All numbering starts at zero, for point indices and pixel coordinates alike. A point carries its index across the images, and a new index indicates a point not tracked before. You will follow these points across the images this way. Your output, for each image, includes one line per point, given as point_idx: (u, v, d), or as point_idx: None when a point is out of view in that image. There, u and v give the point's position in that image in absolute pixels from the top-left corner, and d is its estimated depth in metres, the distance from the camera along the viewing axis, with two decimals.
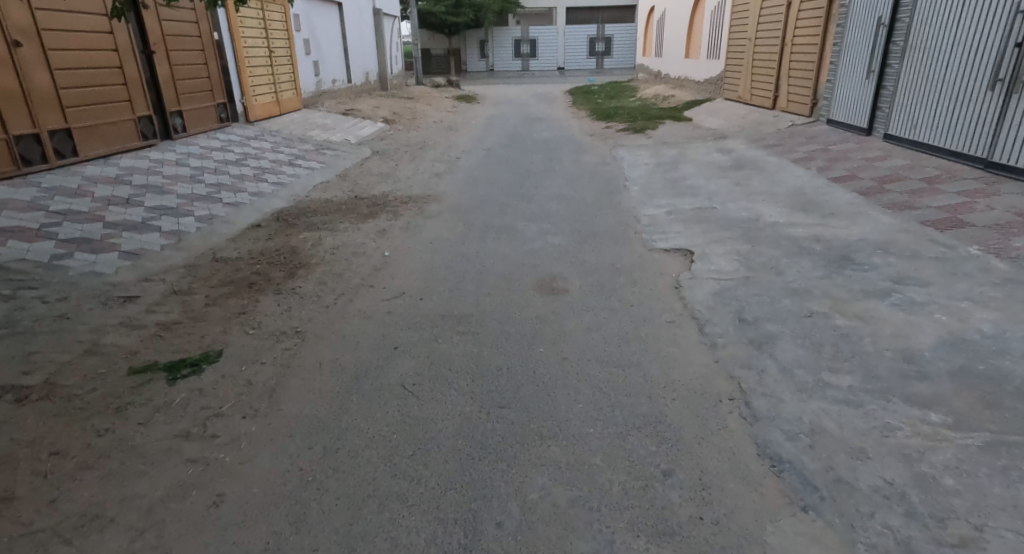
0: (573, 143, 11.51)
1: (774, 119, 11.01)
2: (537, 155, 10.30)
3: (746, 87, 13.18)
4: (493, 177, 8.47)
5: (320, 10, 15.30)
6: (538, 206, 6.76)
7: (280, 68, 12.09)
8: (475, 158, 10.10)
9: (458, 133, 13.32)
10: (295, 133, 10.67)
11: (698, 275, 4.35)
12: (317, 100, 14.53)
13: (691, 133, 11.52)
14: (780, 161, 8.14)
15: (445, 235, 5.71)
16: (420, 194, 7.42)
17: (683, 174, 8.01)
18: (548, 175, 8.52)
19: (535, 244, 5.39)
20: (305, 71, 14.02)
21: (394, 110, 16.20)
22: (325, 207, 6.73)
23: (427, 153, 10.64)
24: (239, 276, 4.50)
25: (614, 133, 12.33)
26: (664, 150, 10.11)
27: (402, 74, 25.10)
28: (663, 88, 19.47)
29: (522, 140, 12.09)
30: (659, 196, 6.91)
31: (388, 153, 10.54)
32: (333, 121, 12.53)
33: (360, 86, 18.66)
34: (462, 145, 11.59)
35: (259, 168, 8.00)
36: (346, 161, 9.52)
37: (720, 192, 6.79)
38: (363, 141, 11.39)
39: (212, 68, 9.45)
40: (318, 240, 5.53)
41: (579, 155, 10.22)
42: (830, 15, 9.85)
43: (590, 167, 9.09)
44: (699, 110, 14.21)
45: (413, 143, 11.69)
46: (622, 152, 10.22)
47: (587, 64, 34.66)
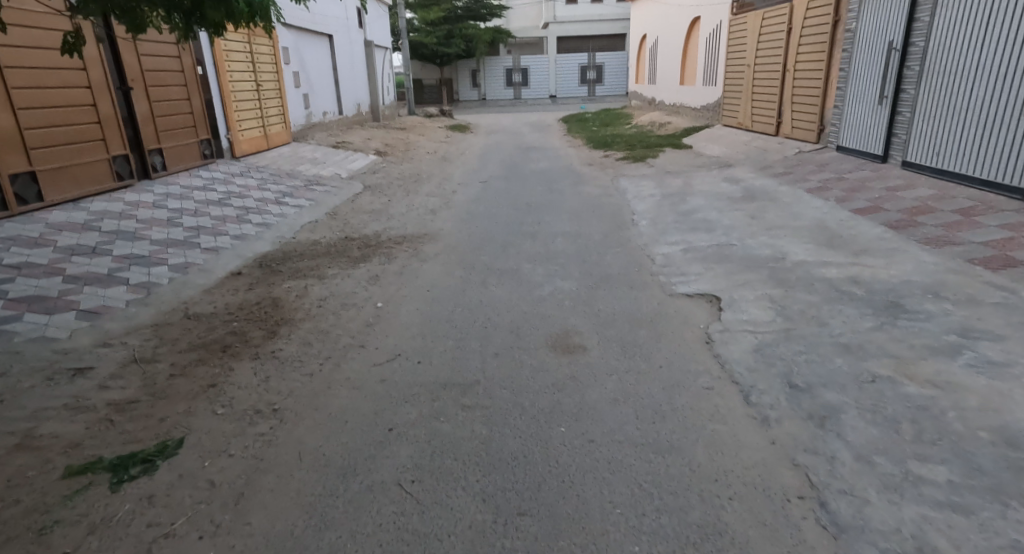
0: (573, 173, 11.13)
1: (779, 146, 10.68)
2: (536, 187, 9.90)
3: (747, 113, 12.88)
4: (492, 212, 8.04)
5: (310, 43, 15.00)
6: (542, 244, 6.30)
7: (268, 102, 11.74)
8: (471, 191, 9.69)
9: (453, 165, 12.95)
10: (283, 169, 10.24)
11: (730, 328, 3.88)
12: (306, 133, 14.15)
13: (694, 161, 11.17)
14: (793, 191, 7.75)
15: (444, 281, 5.23)
16: (416, 233, 6.96)
17: (692, 206, 7.60)
18: (550, 209, 8.10)
19: (542, 290, 4.91)
20: (295, 104, 13.67)
21: (387, 142, 15.86)
22: (313, 250, 6.26)
23: (421, 187, 10.21)
24: (210, 336, 3.97)
25: (613, 163, 11.98)
26: (668, 180, 9.75)
27: (394, 105, 24.93)
28: (659, 115, 19.24)
29: (519, 171, 11.72)
30: (671, 232, 6.47)
31: (381, 187, 10.11)
32: (323, 154, 12.12)
33: (351, 117, 18.33)
34: (457, 177, 11.20)
35: (243, 207, 7.53)
36: (336, 197, 9.08)
37: (735, 227, 6.36)
38: (354, 175, 10.97)
39: (194, 103, 9.04)
40: (304, 289, 5.04)
41: (581, 187, 9.83)
42: (835, 39, 9.57)
43: (593, 200, 8.69)
44: (698, 137, 13.92)
45: (407, 177, 11.29)
46: (624, 183, 9.84)
47: (579, 92, 34.69)
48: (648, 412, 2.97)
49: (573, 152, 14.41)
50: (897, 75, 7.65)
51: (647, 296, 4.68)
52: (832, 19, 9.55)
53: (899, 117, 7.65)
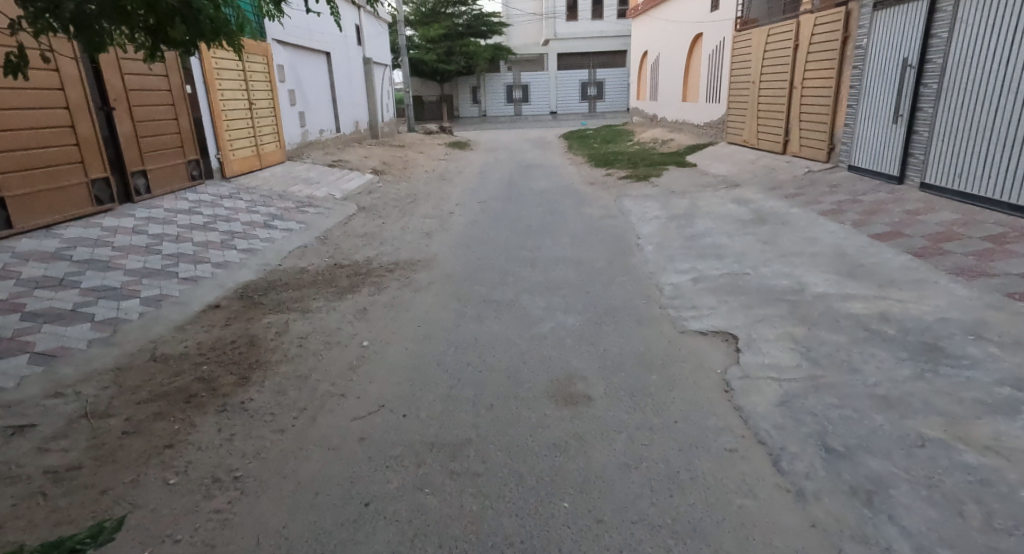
0: (574, 193, 10.81)
1: (787, 165, 10.36)
2: (536, 208, 9.57)
3: (752, 131, 12.59)
4: (491, 235, 7.69)
5: (306, 60, 14.76)
6: (542, 272, 5.94)
7: (261, 121, 11.46)
8: (469, 213, 9.36)
9: (451, 185, 12.64)
10: (275, 190, 9.92)
11: (751, 374, 3.50)
12: (302, 152, 13.87)
13: (699, 181, 10.86)
14: (806, 214, 7.40)
15: (437, 316, 4.87)
16: (409, 259, 6.60)
17: (700, 230, 7.25)
18: (550, 232, 7.77)
19: (541, 326, 4.54)
20: (290, 122, 13.41)
21: (384, 160, 15.58)
22: (299, 279, 5.91)
23: (417, 208, 9.88)
24: (174, 382, 3.60)
25: (616, 182, 11.66)
26: (673, 201, 9.42)
27: (394, 122, 24.75)
28: (661, 132, 18.96)
29: (519, 190, 11.39)
30: (679, 259, 6.11)
31: (376, 209, 9.78)
32: (318, 174, 11.81)
33: (348, 135, 18.07)
34: (455, 198, 10.87)
35: (229, 232, 7.19)
36: (329, 219, 8.75)
37: (747, 254, 6.01)
38: (349, 195, 10.65)
39: (182, 123, 8.73)
40: (285, 324, 4.67)
41: (583, 208, 9.50)
42: (845, 56, 9.28)
43: (595, 222, 8.35)
44: (702, 155, 13.62)
45: (404, 197, 10.97)
46: (627, 204, 9.51)
47: (580, 108, 34.56)
48: (663, 480, 2.59)
49: (574, 170, 14.12)
50: (913, 93, 7.34)
51: (656, 334, 4.30)
52: (841, 35, 9.27)
53: (916, 136, 7.33)
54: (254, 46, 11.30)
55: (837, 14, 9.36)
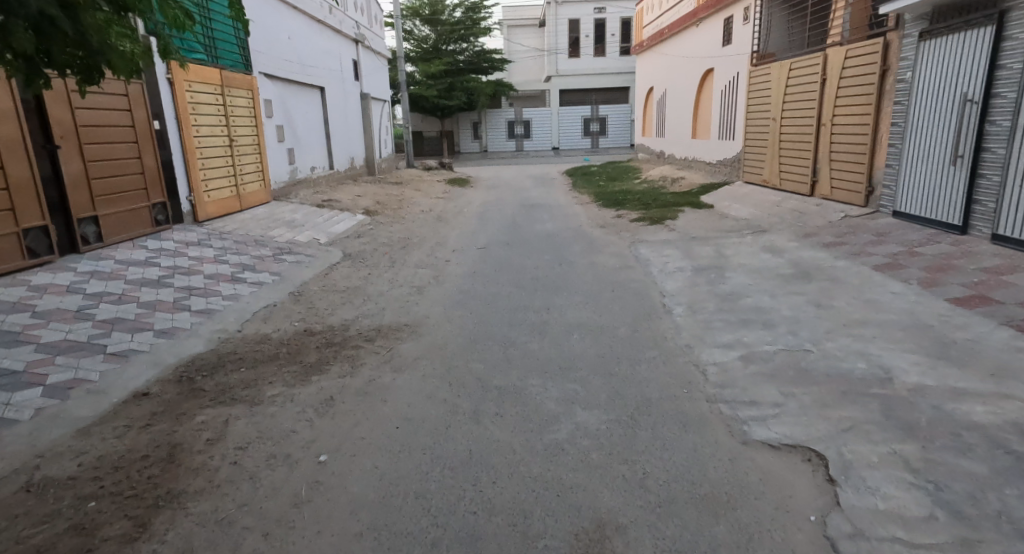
0: (583, 238, 9.85)
1: (818, 209, 9.43)
2: (541, 256, 8.60)
3: (774, 170, 11.70)
4: (491, 291, 6.69)
5: (296, 94, 13.98)
6: (553, 345, 4.91)
7: (243, 159, 10.59)
8: (467, 261, 8.39)
9: (449, 226, 11.73)
10: (252, 235, 8.96)
11: (862, 533, 2.46)
12: (290, 191, 12.99)
13: (719, 225, 9.90)
14: (855, 269, 6.41)
15: (424, 410, 3.82)
16: (395, 324, 5.59)
17: (732, 287, 6.26)
18: (559, 286, 6.79)
19: (556, 431, 3.49)
20: (277, 159, 12.56)
21: (379, 199, 14.72)
22: (259, 350, 4.89)
23: (410, 255, 8.91)
24: (38, 535, 2.55)
25: (628, 225, 10.72)
26: (693, 248, 8.46)
27: (392, 158, 24.08)
28: (669, 170, 18.12)
29: (522, 234, 10.45)
30: (718, 327, 5.10)
31: (363, 256, 8.81)
32: (303, 216, 10.88)
33: (342, 171, 17.23)
34: (452, 242, 9.91)
35: (186, 288, 6.20)
36: (309, 269, 7.77)
37: (800, 321, 4.99)
38: (335, 240, 9.70)
39: (147, 161, 7.82)
40: (224, 421, 3.62)
41: (594, 255, 8.53)
42: (885, 90, 8.40)
43: (609, 275, 7.35)
44: (718, 196, 12.72)
45: (396, 242, 10.02)
46: (643, 251, 8.54)
47: (582, 144, 34.07)
48: None
49: (581, 210, 13.21)
50: (976, 131, 6.50)
51: (710, 445, 3.25)
52: (879, 68, 8.41)
53: (982, 180, 6.48)
54: (236, 79, 10.49)
55: (874, 45, 8.52)
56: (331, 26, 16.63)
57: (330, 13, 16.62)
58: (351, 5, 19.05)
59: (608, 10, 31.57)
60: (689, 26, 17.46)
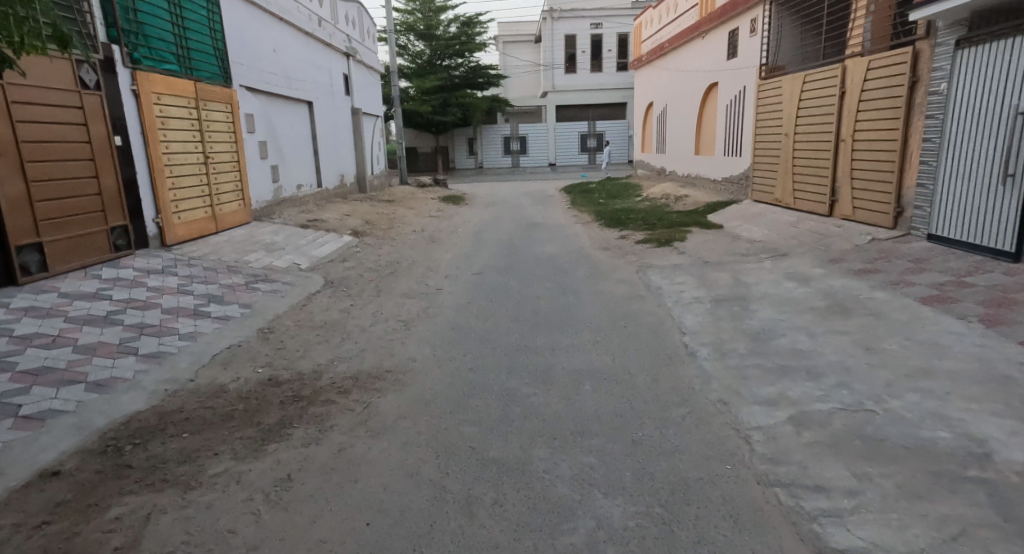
0: (586, 262, 9.13)
1: (840, 231, 8.74)
2: (542, 282, 7.87)
3: (787, 189, 11.05)
4: (488, 326, 5.95)
5: (282, 109, 13.29)
6: (562, 401, 4.13)
7: (220, 177, 9.86)
8: (461, 289, 7.64)
9: (442, 248, 11.00)
10: (225, 260, 8.20)
11: None
12: (273, 210, 12.26)
13: (733, 249, 9.18)
14: (897, 302, 5.68)
15: (405, 496, 3.04)
16: (376, 371, 4.81)
17: (762, 323, 5.52)
18: (564, 321, 6.06)
19: (573, 532, 2.71)
20: (260, 177, 11.84)
21: (369, 218, 14.02)
22: (210, 407, 4.11)
23: (398, 282, 8.16)
24: None
25: (634, 247, 10.00)
26: (708, 275, 7.73)
27: (385, 174, 23.43)
28: (672, 187, 17.48)
29: (520, 257, 9.72)
30: (753, 376, 4.35)
31: (346, 283, 8.05)
32: (285, 238, 10.14)
33: (331, 189, 16.51)
34: (444, 267, 9.16)
35: (138, 325, 5.43)
36: (286, 299, 7.01)
37: (851, 369, 4.25)
38: (318, 264, 8.94)
39: (106, 181, 7.09)
40: (145, 518, 2.84)
41: (601, 283, 7.80)
42: (915, 104, 7.74)
43: (619, 306, 6.62)
44: (727, 215, 12.03)
45: (384, 266, 9.27)
46: (654, 278, 7.81)
47: (579, 160, 33.54)
48: None
49: (582, 231, 12.50)
50: None
51: None
52: (909, 79, 7.76)
53: None
54: (213, 92, 9.78)
55: (901, 54, 7.88)
56: (321, 39, 16.00)
57: (320, 26, 16.01)
58: (343, 18, 18.47)
59: (604, 25, 31.22)
60: (691, 39, 16.90)
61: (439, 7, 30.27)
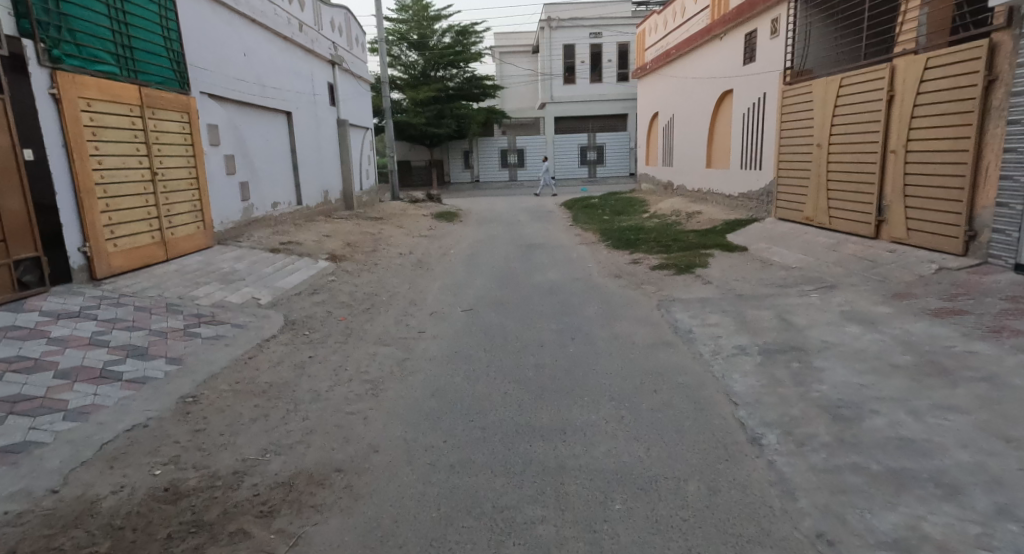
0: (596, 295, 7.84)
1: (894, 259, 7.48)
2: (547, 323, 6.56)
3: (820, 207, 9.82)
4: (480, 393, 4.64)
5: (254, 120, 12.05)
6: (585, 537, 2.83)
7: (174, 196, 8.59)
8: (449, 332, 6.35)
9: (429, 275, 9.73)
10: (167, 296, 6.88)
11: None
12: (242, 232, 10.98)
13: (766, 279, 7.89)
14: (1010, 359, 4.39)
15: None
16: (322, 471, 3.48)
17: (838, 390, 4.21)
18: (575, 384, 4.75)
19: None
20: (227, 196, 10.59)
21: (351, 239, 12.75)
22: (57, 546, 2.77)
23: (373, 321, 6.85)
24: None
25: (649, 275, 8.72)
26: (746, 314, 6.42)
27: (375, 189, 22.23)
28: (681, 203, 16.26)
29: (519, 287, 8.43)
30: (858, 490, 3.03)
31: (311, 324, 6.73)
32: (248, 267, 8.86)
33: (313, 207, 15.25)
34: (431, 300, 7.86)
35: (12, 398, 4.11)
36: (231, 348, 5.69)
37: (1004, 481, 2.96)
38: (282, 300, 7.64)
39: (9, 204, 5.87)
40: None
41: (617, 323, 6.49)
42: (993, 107, 6.54)
43: (643, 360, 5.31)
44: (750, 237, 10.78)
45: (361, 299, 7.97)
46: (681, 318, 6.51)
47: (578, 173, 32.37)
48: None
49: (587, 254, 11.22)
50: None
51: None
52: (984, 78, 6.57)
53: None
54: (166, 99, 8.53)
55: (974, 48, 6.68)
56: (301, 45, 14.83)
57: (301, 31, 14.86)
58: (327, 25, 17.33)
59: (603, 35, 30.24)
60: (701, 45, 15.73)
61: (432, 16, 29.26)
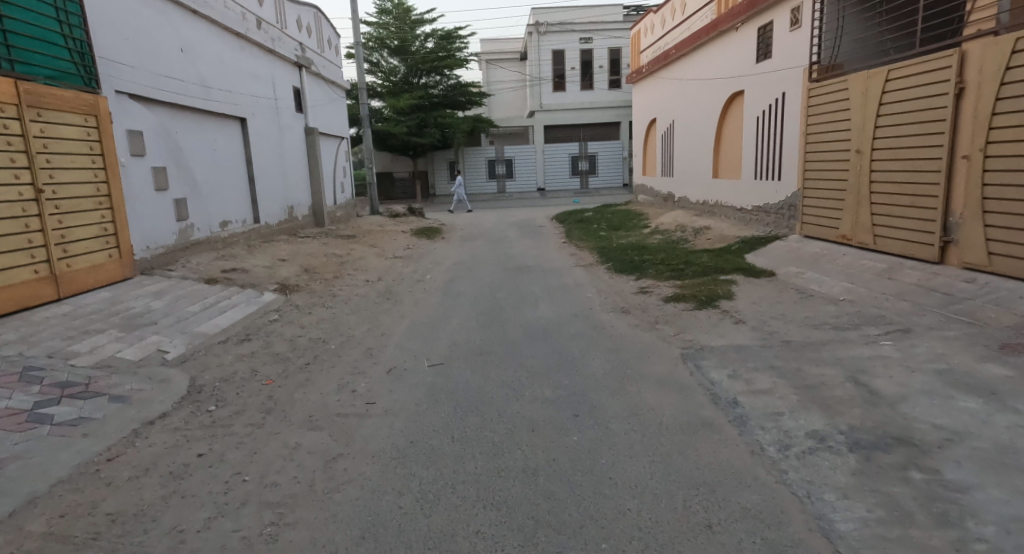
0: (601, 341, 6.19)
1: (979, 292, 5.90)
2: (540, 389, 4.89)
3: (862, 223, 8.28)
4: (436, 537, 2.98)
5: (195, 127, 10.39)
6: None
7: (72, 219, 6.99)
8: (407, 406, 4.68)
9: (396, 310, 8.06)
10: (31, 355, 5.15)
11: None
12: (177, 258, 9.28)
13: (813, 318, 6.28)
14: None
15: None
16: None
17: (1016, 542, 2.59)
18: (584, 515, 3.09)
19: None
20: (156, 216, 8.90)
21: (312, 262, 11.05)
22: None
23: (310, 386, 5.17)
24: None
25: (663, 312, 7.11)
26: (806, 373, 4.80)
27: (352, 203, 20.57)
28: (685, 217, 14.71)
29: (505, 329, 6.77)
30: None
31: (222, 391, 5.03)
32: (167, 306, 7.17)
33: (274, 226, 13.56)
34: (392, 350, 6.18)
35: None
36: (88, 443, 3.96)
37: None
38: (198, 353, 5.94)
39: None
40: None
41: (634, 390, 4.84)
42: None
43: (678, 459, 3.66)
44: (775, 259, 9.20)
45: (302, 349, 6.27)
46: (719, 383, 4.86)
47: (570, 184, 30.74)
48: None
49: (586, 279, 9.61)
50: None
51: None
52: None
53: None
54: (60, 99, 6.92)
55: None
56: (259, 44, 13.22)
57: (259, 28, 13.25)
58: (293, 24, 15.75)
59: (594, 40, 28.91)
60: (706, 42, 14.22)
61: (414, 21, 27.80)
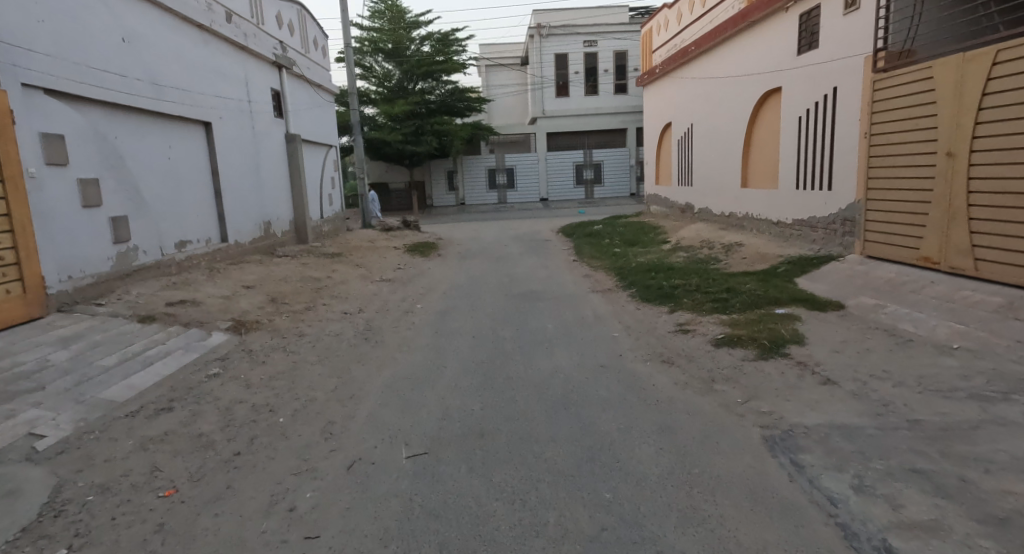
0: (646, 414, 4.51)
1: None
2: (572, 513, 3.21)
3: (957, 244, 6.64)
4: None
5: (144, 132, 8.80)
6: None
7: None
8: (366, 550, 3.00)
9: (373, 357, 6.39)
10: None
11: None
12: (113, 287, 7.63)
13: (934, 379, 4.60)
14: None
15: None
16: None
17: None
18: None
19: None
20: (84, 239, 7.27)
21: (283, 289, 9.39)
22: None
23: (228, 501, 3.48)
24: None
25: (719, 365, 5.43)
26: (979, 488, 3.13)
27: (340, 216, 18.94)
28: (710, 231, 13.05)
29: (513, 391, 5.09)
30: None
31: (91, 514, 3.33)
32: (73, 358, 5.49)
33: (246, 244, 11.93)
34: (357, 428, 4.49)
35: None
36: None
37: None
38: (88, 438, 4.25)
39: None
40: None
41: (714, 514, 3.15)
42: None
43: None
44: (840, 288, 7.52)
45: (237, 425, 4.58)
46: (846, 503, 3.17)
47: (574, 194, 29.14)
48: None
49: (607, 310, 7.94)
50: None
51: None
52: None
53: None
54: None
55: None
56: (230, 39, 11.69)
57: (229, 21, 11.70)
58: (272, 20, 14.20)
59: (599, 43, 27.48)
60: (733, 35, 12.64)
61: (410, 22, 26.35)
